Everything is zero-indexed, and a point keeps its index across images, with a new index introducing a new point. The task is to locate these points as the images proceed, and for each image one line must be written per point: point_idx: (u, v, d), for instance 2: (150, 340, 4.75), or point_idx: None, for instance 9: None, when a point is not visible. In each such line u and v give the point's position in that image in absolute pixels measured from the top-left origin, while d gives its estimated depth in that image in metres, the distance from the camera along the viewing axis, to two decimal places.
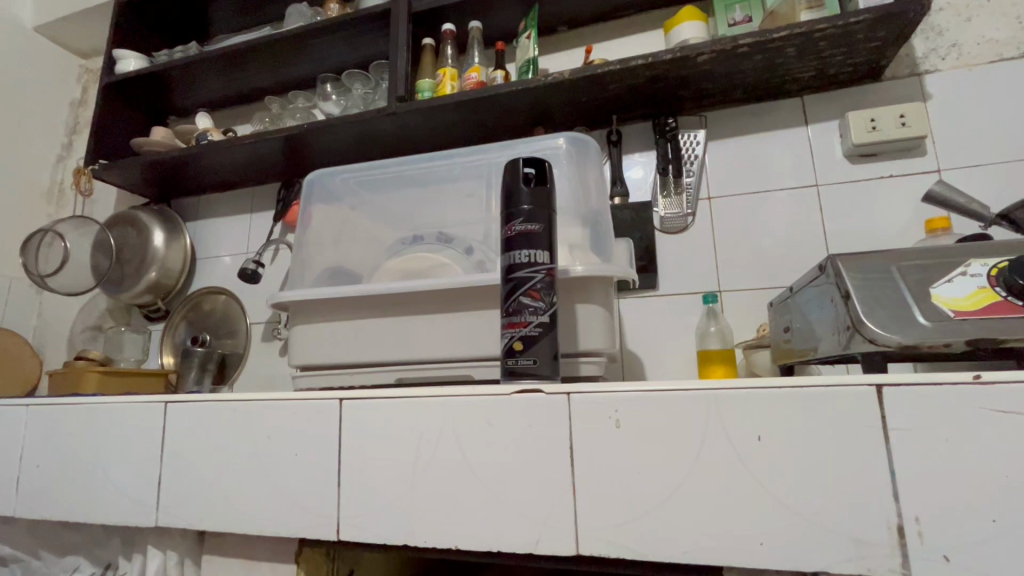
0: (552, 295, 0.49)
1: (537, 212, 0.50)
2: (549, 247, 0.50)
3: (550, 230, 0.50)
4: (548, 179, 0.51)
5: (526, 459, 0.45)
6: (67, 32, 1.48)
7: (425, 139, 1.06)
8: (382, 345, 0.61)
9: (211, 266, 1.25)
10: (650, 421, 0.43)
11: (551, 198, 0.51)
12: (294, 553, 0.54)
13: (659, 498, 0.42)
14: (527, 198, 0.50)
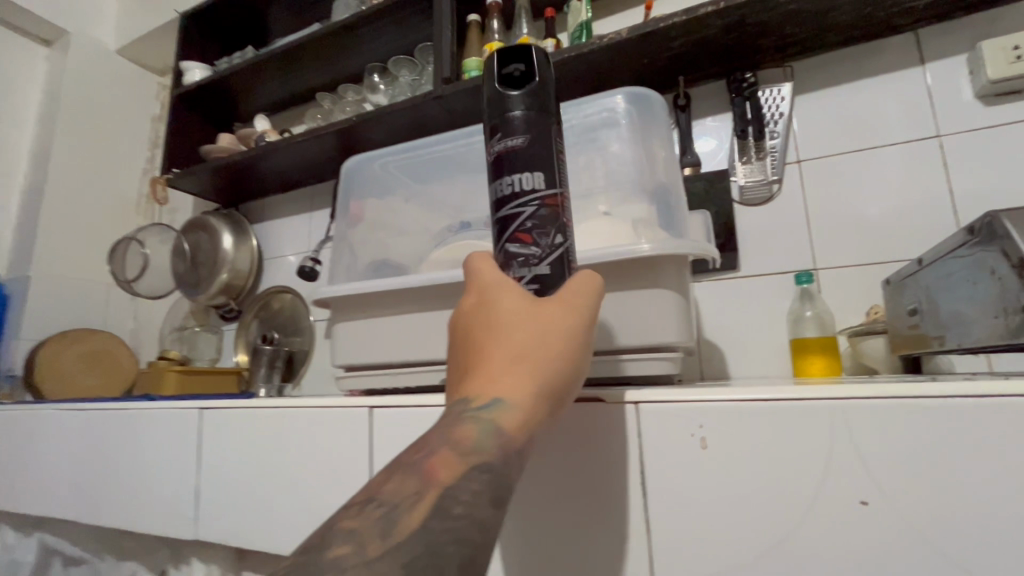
0: (555, 235, 0.37)
1: (517, 120, 0.37)
2: (543, 166, 0.37)
3: (544, 143, 0.38)
4: (535, 72, 0.39)
5: (597, 470, 0.44)
6: (144, 52, 1.57)
7: (473, 122, 1.01)
8: (428, 342, 0.56)
9: (276, 265, 1.28)
10: (735, 434, 0.40)
11: (544, 97, 0.38)
12: None
13: (750, 521, 0.39)
14: (506, 102, 0.38)
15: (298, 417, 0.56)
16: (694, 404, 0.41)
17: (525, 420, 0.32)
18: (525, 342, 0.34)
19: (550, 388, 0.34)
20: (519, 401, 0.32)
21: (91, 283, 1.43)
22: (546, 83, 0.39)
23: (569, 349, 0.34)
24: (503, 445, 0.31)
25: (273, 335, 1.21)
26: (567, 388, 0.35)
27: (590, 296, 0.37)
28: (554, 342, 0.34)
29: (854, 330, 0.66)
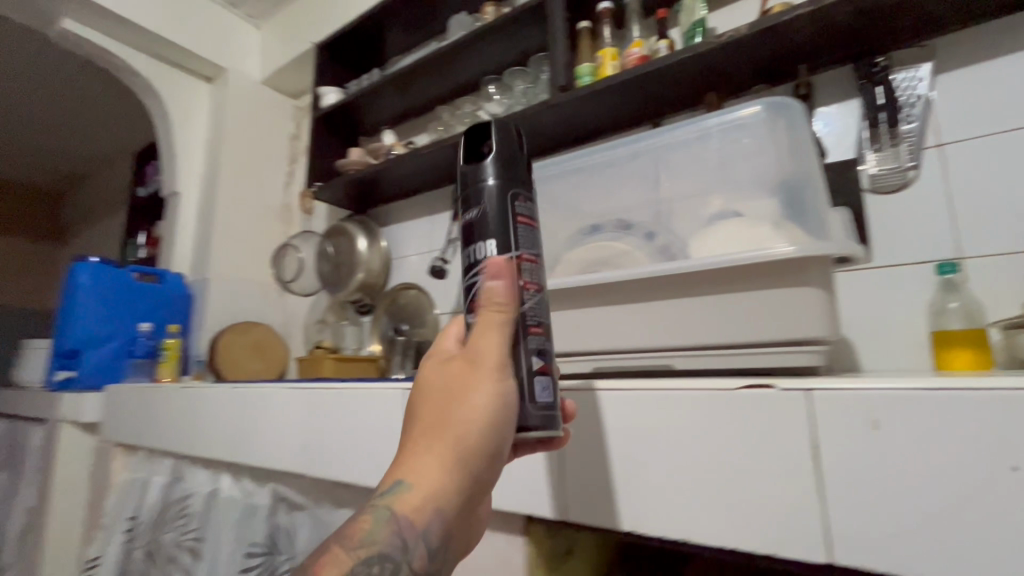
0: (509, 300, 0.41)
1: (477, 191, 0.43)
2: (500, 231, 0.42)
3: (498, 211, 0.43)
4: (495, 146, 0.44)
5: (760, 454, 0.46)
6: (283, 79, 1.79)
7: (586, 125, 1.06)
8: (574, 336, 0.63)
9: (404, 265, 1.43)
10: (914, 422, 0.41)
11: (504, 167, 0.43)
12: (521, 527, 0.60)
13: (930, 509, 0.39)
14: (470, 179, 0.44)
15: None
16: (846, 395, 0.43)
17: (427, 500, 0.40)
18: (428, 434, 0.41)
19: (456, 464, 0.41)
20: (421, 484, 0.40)
21: (251, 283, 1.67)
22: (507, 154, 0.44)
23: (466, 430, 0.40)
24: (401, 521, 0.40)
25: (403, 327, 1.31)
26: (476, 459, 0.41)
27: (484, 373, 0.40)
28: (449, 427, 0.41)
29: (1009, 322, 0.64)
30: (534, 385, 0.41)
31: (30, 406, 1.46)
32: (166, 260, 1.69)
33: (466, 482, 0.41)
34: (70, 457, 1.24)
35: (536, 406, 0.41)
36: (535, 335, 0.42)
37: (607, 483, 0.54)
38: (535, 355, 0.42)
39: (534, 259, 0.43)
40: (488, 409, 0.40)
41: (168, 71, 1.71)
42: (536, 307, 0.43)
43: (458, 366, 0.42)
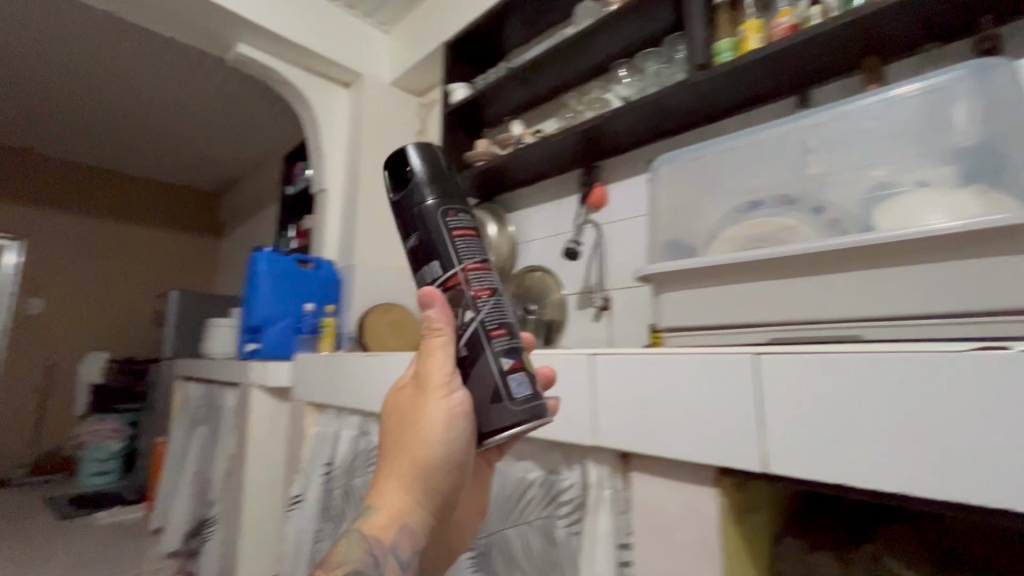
0: (462, 313, 0.47)
1: (413, 215, 0.48)
2: (440, 251, 0.47)
3: (436, 228, 0.47)
4: (416, 168, 0.49)
5: (999, 418, 0.36)
6: (409, 79, 1.93)
7: (725, 100, 1.04)
8: (743, 308, 0.65)
9: (529, 249, 1.50)
10: None
11: (428, 186, 0.48)
12: (712, 480, 0.51)
13: None
14: (401, 207, 0.49)
15: (632, 365, 0.58)
16: None
17: (395, 518, 0.46)
18: (393, 454, 0.48)
19: (418, 479, 0.47)
20: (390, 503, 0.46)
21: (388, 268, 1.85)
22: (428, 175, 0.48)
23: (424, 446, 0.47)
24: (370, 539, 0.46)
25: (530, 305, 1.35)
26: (433, 470, 0.48)
27: (432, 392, 0.48)
28: (409, 445, 0.48)
29: None
30: (508, 383, 0.46)
31: (223, 372, 1.76)
32: (318, 249, 1.93)
33: (428, 494, 0.48)
34: (260, 415, 1.50)
35: (514, 401, 0.45)
36: (498, 338, 0.47)
37: (835, 456, 0.43)
38: (503, 355, 0.47)
39: (482, 265, 0.48)
40: (442, 422, 0.47)
41: (316, 81, 1.92)
42: (494, 311, 0.47)
43: (411, 390, 0.50)
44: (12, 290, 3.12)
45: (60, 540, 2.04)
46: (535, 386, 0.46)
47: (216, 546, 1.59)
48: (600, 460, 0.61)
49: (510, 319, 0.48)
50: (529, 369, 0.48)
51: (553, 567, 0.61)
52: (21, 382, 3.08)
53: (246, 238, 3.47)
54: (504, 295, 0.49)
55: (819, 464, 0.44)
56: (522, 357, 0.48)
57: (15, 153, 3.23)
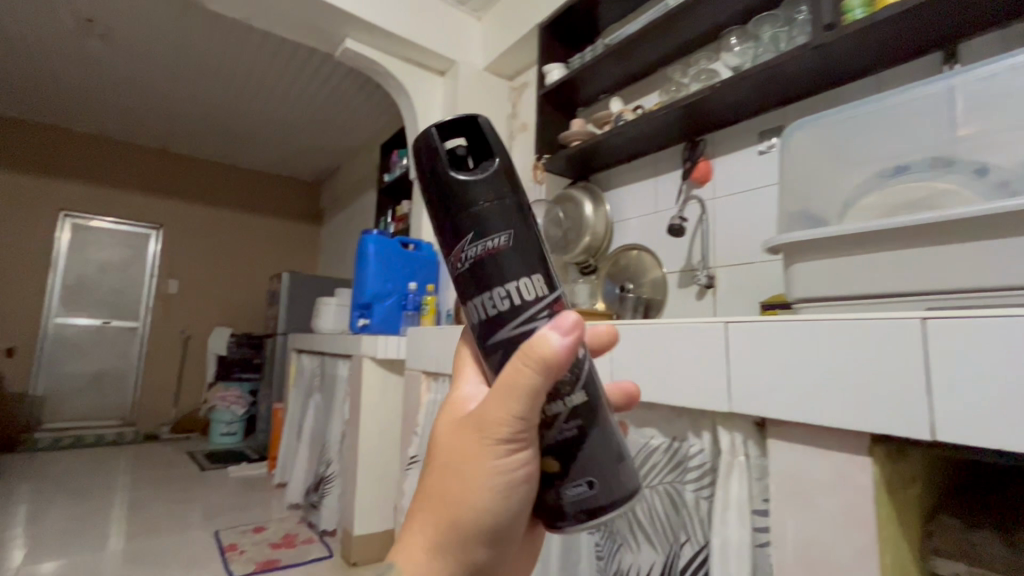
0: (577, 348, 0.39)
1: (496, 211, 0.37)
2: (534, 264, 0.38)
3: (527, 237, 0.38)
4: (496, 153, 0.39)
5: None
6: (501, 64, 1.96)
7: (855, 62, 0.96)
8: (891, 278, 0.57)
9: (624, 229, 1.49)
10: None
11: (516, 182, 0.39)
12: (865, 447, 0.49)
13: None
14: (470, 194, 0.37)
15: (771, 328, 0.56)
16: None
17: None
18: (433, 504, 0.41)
19: (461, 543, 0.40)
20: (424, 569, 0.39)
21: None
22: (510, 167, 0.39)
23: (474, 506, 0.39)
24: None
25: (629, 285, 1.37)
26: (481, 535, 0.40)
27: (495, 446, 0.38)
28: (460, 502, 0.40)
29: None
30: (621, 440, 0.41)
31: (335, 345, 1.93)
32: (416, 232, 2.04)
33: (471, 561, 0.40)
34: (371, 384, 1.62)
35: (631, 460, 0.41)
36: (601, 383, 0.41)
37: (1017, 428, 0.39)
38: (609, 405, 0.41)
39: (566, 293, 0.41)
40: (500, 482, 0.39)
41: (414, 71, 2.01)
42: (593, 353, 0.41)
43: (468, 436, 0.40)
44: (155, 272, 3.60)
45: (202, 487, 2.35)
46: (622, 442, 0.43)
47: (333, 501, 1.76)
48: (733, 428, 0.62)
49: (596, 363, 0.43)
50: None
51: (680, 526, 0.65)
52: (164, 352, 3.57)
53: (344, 225, 3.73)
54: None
55: (1009, 438, 0.40)
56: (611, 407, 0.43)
57: (155, 152, 3.70)
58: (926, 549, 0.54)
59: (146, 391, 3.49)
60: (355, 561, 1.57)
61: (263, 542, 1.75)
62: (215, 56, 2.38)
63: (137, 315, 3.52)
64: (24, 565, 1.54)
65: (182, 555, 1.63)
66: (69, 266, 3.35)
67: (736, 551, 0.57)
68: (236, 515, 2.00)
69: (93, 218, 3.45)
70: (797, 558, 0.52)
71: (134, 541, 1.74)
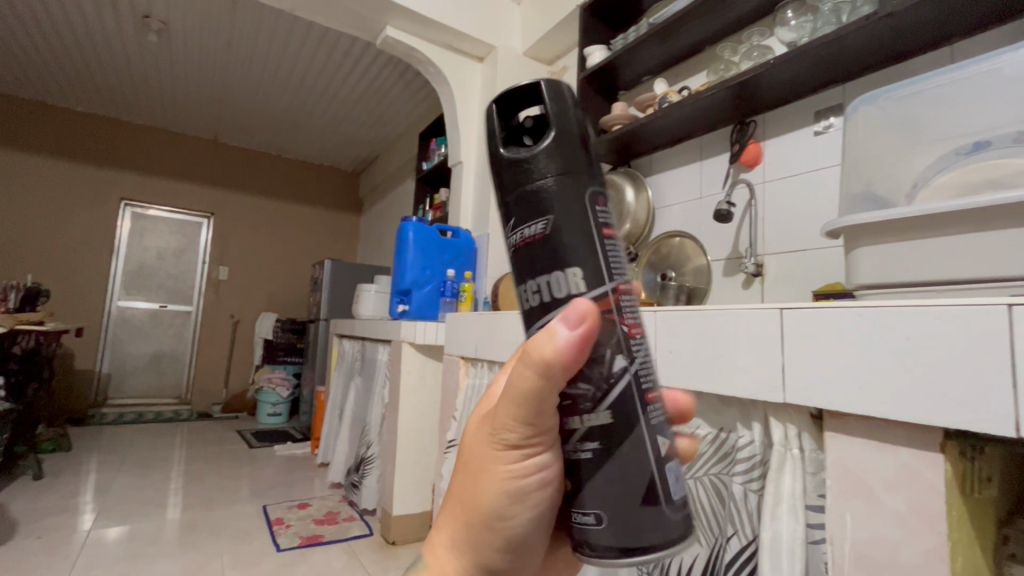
0: (612, 359, 0.33)
1: (534, 194, 0.34)
2: (568, 255, 0.33)
3: (569, 221, 0.33)
4: (550, 120, 0.34)
5: None
6: (540, 48, 1.93)
7: (926, 32, 0.89)
8: (967, 261, 0.52)
9: (667, 215, 1.44)
10: None
11: (573, 156, 0.34)
12: (937, 444, 0.46)
13: None
14: (513, 174, 0.35)
15: (833, 315, 0.53)
16: None
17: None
18: (457, 507, 0.40)
19: (478, 548, 0.39)
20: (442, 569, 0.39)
21: None
22: (569, 137, 0.34)
23: (488, 510, 0.38)
24: None
25: (670, 273, 1.31)
26: (498, 541, 0.39)
27: (509, 452, 0.37)
28: (474, 505, 0.39)
29: None
30: (663, 476, 0.34)
31: (374, 331, 1.97)
32: (455, 219, 2.05)
33: (490, 568, 0.39)
34: (410, 370, 1.65)
35: (675, 503, 0.34)
36: (654, 404, 0.34)
37: None
38: (660, 433, 0.34)
39: (636, 287, 0.36)
40: (513, 490, 0.37)
41: (453, 57, 2.01)
42: (648, 364, 0.35)
43: (482, 438, 0.39)
44: (207, 259, 3.77)
45: (250, 464, 2.47)
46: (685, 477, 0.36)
47: (373, 481, 1.81)
48: (787, 420, 0.59)
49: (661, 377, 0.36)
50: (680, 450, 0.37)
51: (727, 519, 0.63)
52: (215, 335, 3.75)
53: (384, 213, 3.80)
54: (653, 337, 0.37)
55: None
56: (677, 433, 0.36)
57: (206, 143, 3.85)
58: (1000, 555, 0.50)
59: (199, 372, 3.68)
60: (394, 540, 1.62)
61: (307, 517, 1.82)
62: (262, 48, 2.45)
63: (190, 299, 3.71)
64: (94, 529, 1.66)
65: (234, 527, 1.72)
66: (130, 252, 3.55)
67: (788, 549, 0.55)
68: (282, 491, 2.09)
69: (150, 207, 3.64)
70: (855, 558, 0.50)
71: (190, 511, 1.84)
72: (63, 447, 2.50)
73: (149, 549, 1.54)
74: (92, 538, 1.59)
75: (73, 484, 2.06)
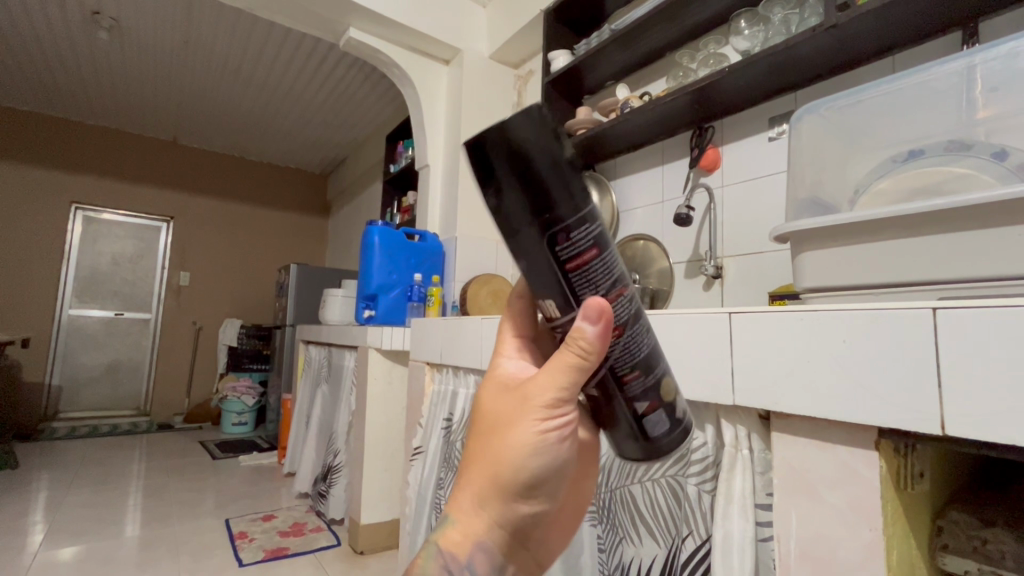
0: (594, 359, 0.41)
1: (516, 242, 0.39)
2: (556, 292, 0.40)
3: (548, 261, 0.39)
4: (509, 173, 0.37)
5: None
6: (506, 52, 1.93)
7: (869, 44, 0.93)
8: (902, 265, 0.55)
9: (631, 218, 1.46)
10: None
11: (544, 204, 0.37)
12: (872, 442, 0.48)
13: None
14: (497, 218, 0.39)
15: (778, 318, 0.55)
16: None
17: (470, 536, 0.42)
18: (476, 472, 0.43)
19: (506, 501, 0.42)
20: (466, 519, 0.43)
21: (485, 240, 1.91)
22: (535, 182, 0.36)
23: (513, 464, 0.41)
24: (446, 558, 0.43)
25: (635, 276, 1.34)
26: (517, 488, 0.42)
27: (538, 413, 0.41)
28: (502, 467, 0.42)
29: None
30: (644, 426, 0.43)
31: (341, 337, 1.93)
32: (422, 222, 2.03)
33: (513, 515, 0.43)
34: (377, 376, 1.63)
35: (654, 442, 0.44)
36: (631, 381, 0.42)
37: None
38: (637, 400, 0.43)
39: (615, 293, 0.40)
40: (537, 443, 0.42)
41: (418, 59, 1.99)
42: (626, 353, 0.41)
43: (510, 398, 0.43)
44: (167, 264, 3.64)
45: (213, 475, 2.39)
46: (670, 417, 0.44)
47: (341, 490, 1.78)
48: (738, 421, 0.61)
49: (643, 355, 0.42)
50: (669, 397, 0.44)
51: (683, 521, 0.64)
52: (176, 342, 3.62)
53: (352, 216, 3.74)
54: (639, 319, 0.42)
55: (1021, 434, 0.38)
56: (660, 390, 0.43)
57: (164, 144, 3.72)
58: (933, 546, 0.52)
59: (159, 382, 3.56)
60: (363, 549, 1.59)
61: (273, 529, 1.77)
62: (222, 48, 2.38)
63: (149, 306, 3.58)
64: (43, 550, 1.57)
65: (195, 542, 1.66)
66: (82, 258, 3.40)
67: (739, 548, 0.56)
68: (247, 503, 2.03)
69: (104, 210, 3.48)
70: (800, 557, 0.51)
71: (149, 528, 1.77)
72: (8, 464, 2.37)
73: (104, 569, 1.47)
74: (42, 559, 1.51)
75: (22, 503, 1.96)
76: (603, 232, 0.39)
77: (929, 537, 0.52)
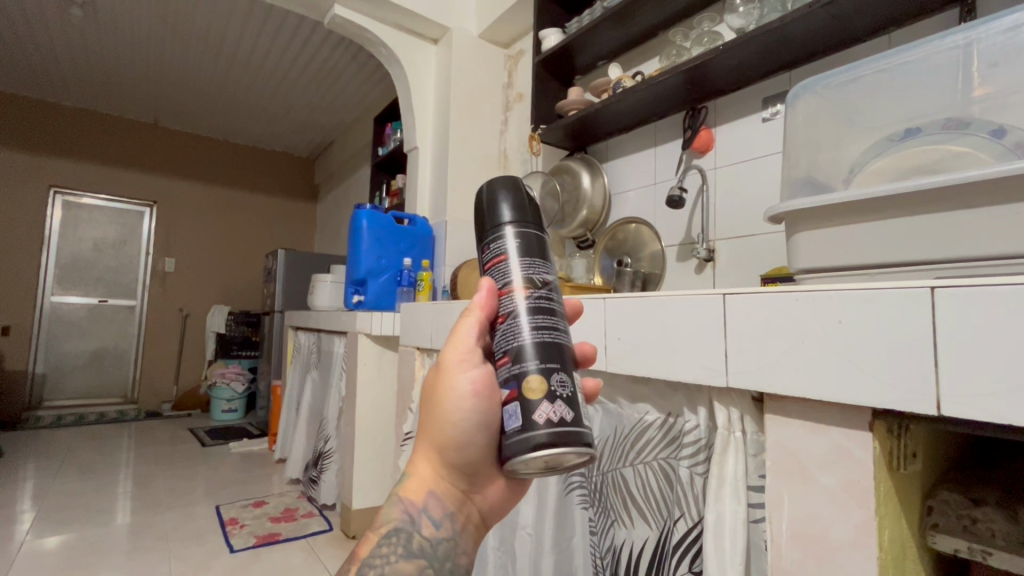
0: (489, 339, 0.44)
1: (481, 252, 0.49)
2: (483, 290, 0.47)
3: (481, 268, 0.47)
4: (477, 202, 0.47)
5: None
6: (496, 31, 1.89)
7: (863, 21, 0.92)
8: (898, 245, 0.54)
9: (623, 201, 1.44)
10: None
11: (485, 223, 0.46)
12: (867, 423, 0.47)
13: None
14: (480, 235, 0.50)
15: (771, 300, 0.54)
16: None
17: (423, 484, 0.46)
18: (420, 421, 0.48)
19: (438, 448, 0.46)
20: (420, 470, 0.47)
21: None
22: (487, 210, 0.46)
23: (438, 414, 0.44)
24: (405, 505, 0.47)
25: (626, 260, 1.36)
26: (445, 437, 0.45)
27: (449, 366, 0.44)
28: (428, 416, 0.46)
29: None
30: (504, 415, 0.41)
31: (330, 323, 1.91)
32: (412, 207, 2.00)
33: (451, 464, 0.45)
34: (367, 361, 1.62)
35: (508, 437, 0.40)
36: (502, 366, 0.42)
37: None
38: (503, 385, 0.42)
39: (510, 288, 0.43)
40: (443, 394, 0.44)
41: (406, 38, 1.94)
42: (506, 337, 0.42)
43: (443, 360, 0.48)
44: (151, 250, 3.58)
45: (203, 462, 2.38)
46: (526, 416, 0.39)
47: (332, 476, 1.77)
48: (730, 404, 0.60)
49: (519, 344, 0.41)
50: (533, 397, 0.40)
51: (674, 502, 0.64)
52: (162, 330, 3.57)
53: (341, 200, 3.68)
54: (525, 313, 0.42)
55: (1016, 413, 0.38)
56: (523, 383, 0.40)
57: (146, 127, 3.62)
58: (924, 524, 0.52)
59: (147, 369, 3.51)
60: (354, 534, 1.58)
61: (264, 516, 1.76)
62: (202, 26, 2.31)
63: (134, 293, 3.52)
64: (30, 539, 1.55)
65: (185, 529, 1.65)
66: (63, 244, 3.31)
67: (730, 530, 0.57)
68: (238, 490, 2.02)
69: (84, 194, 3.39)
70: (793, 539, 0.51)
71: (138, 515, 1.76)
72: None
73: (93, 556, 1.46)
74: (28, 547, 1.49)
75: (8, 492, 1.93)
76: (522, 251, 0.44)
77: (919, 515, 0.52)
